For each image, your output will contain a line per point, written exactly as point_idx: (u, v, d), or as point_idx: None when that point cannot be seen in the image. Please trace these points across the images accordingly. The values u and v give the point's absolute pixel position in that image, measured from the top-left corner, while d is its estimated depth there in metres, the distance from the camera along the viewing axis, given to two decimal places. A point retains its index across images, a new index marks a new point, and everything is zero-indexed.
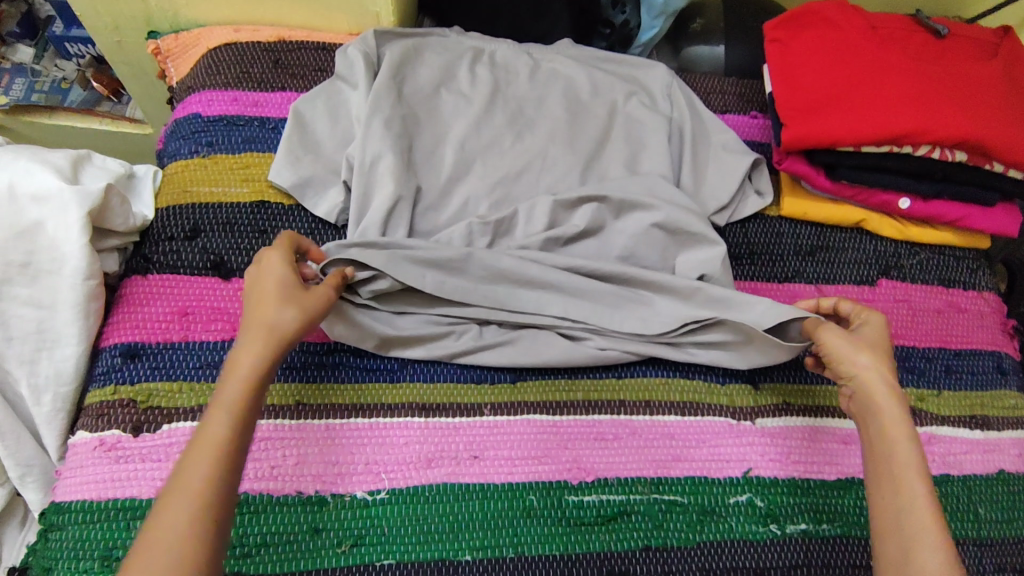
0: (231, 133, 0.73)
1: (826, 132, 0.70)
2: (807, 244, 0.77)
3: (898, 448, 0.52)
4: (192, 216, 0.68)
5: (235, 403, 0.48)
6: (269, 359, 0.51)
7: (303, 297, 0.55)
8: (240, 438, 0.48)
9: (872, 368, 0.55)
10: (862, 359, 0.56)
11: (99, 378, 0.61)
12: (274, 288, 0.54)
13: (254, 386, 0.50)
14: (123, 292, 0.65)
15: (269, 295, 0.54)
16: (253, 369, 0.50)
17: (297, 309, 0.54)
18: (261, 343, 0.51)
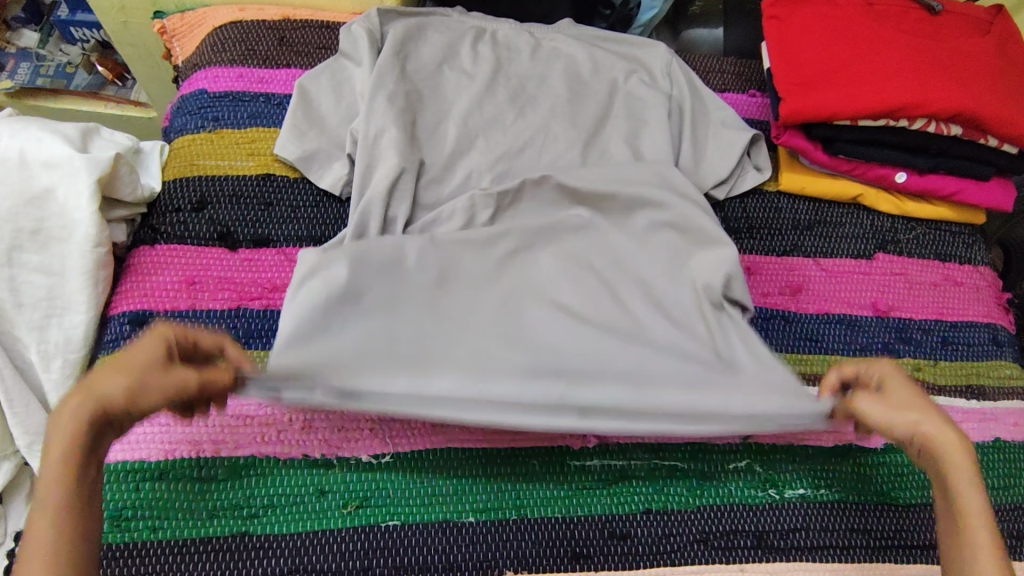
0: (237, 109, 0.74)
1: (823, 106, 0.71)
2: (805, 219, 0.78)
3: (969, 512, 0.48)
4: (198, 189, 0.69)
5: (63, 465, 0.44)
6: (85, 439, 0.44)
7: (145, 370, 0.46)
8: (67, 517, 0.43)
9: (939, 425, 0.51)
10: (908, 424, 0.52)
11: (108, 344, 0.62)
12: (120, 365, 0.46)
13: (73, 472, 0.44)
14: (132, 262, 0.65)
15: (115, 368, 0.46)
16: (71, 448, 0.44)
17: (138, 391, 0.46)
18: (77, 420, 0.44)
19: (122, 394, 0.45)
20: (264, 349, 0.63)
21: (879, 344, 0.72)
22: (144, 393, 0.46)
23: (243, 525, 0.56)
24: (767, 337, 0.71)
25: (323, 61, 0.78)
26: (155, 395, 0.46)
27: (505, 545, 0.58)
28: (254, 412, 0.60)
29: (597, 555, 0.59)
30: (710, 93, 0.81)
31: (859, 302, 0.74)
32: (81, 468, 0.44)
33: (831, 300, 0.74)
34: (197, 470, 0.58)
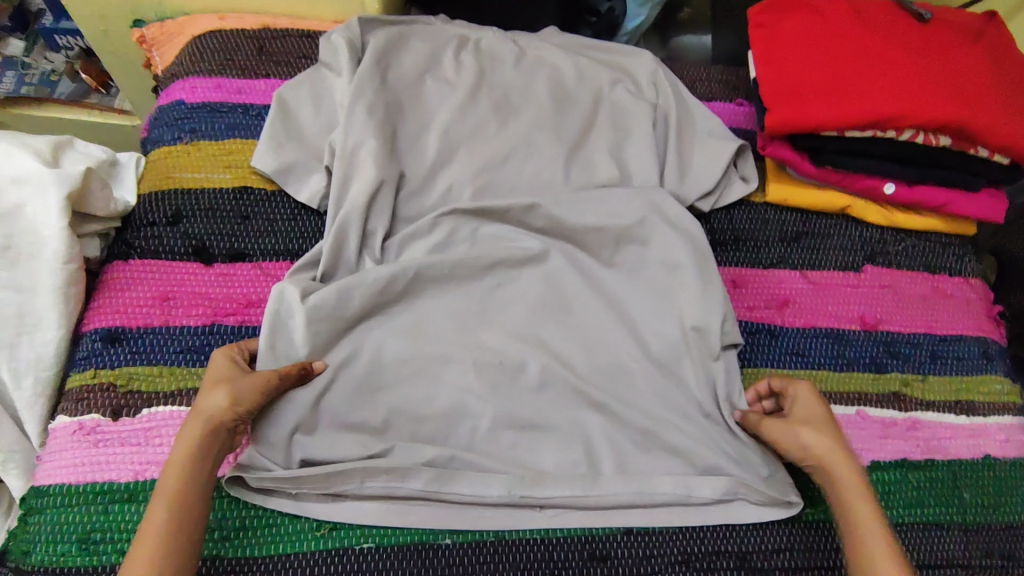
0: (215, 120, 0.73)
1: (810, 116, 0.69)
2: (792, 231, 0.77)
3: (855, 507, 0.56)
4: (174, 202, 0.68)
5: (179, 452, 0.52)
6: (201, 446, 0.53)
7: (236, 381, 0.55)
8: (181, 493, 0.51)
9: (818, 442, 0.58)
10: (804, 437, 0.59)
11: (80, 363, 0.61)
12: (216, 378, 0.56)
13: (188, 476, 0.52)
14: (105, 277, 0.64)
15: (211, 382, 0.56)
16: (187, 456, 0.52)
17: (233, 392, 0.55)
18: (195, 431, 0.53)
19: (227, 402, 0.54)
20: None
21: (866, 359, 0.71)
22: (239, 393, 0.55)
23: (213, 548, 0.55)
24: (751, 353, 0.70)
25: (302, 70, 0.77)
26: (244, 393, 0.55)
27: (482, 568, 0.57)
28: None
29: None
30: (696, 102, 0.80)
31: (846, 316, 0.73)
32: (195, 470, 0.52)
33: (817, 314, 0.73)
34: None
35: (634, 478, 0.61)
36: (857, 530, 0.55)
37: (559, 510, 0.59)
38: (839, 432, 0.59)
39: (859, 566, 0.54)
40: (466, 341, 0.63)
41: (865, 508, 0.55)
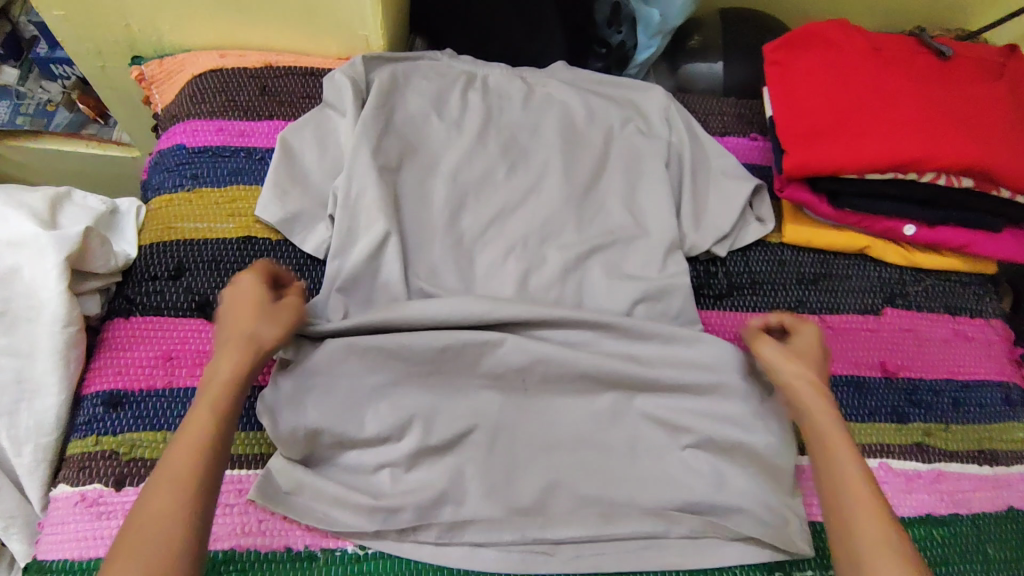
0: (217, 165, 0.71)
1: (829, 160, 0.67)
2: (809, 273, 0.75)
3: (831, 442, 0.55)
4: (177, 255, 0.66)
5: (230, 351, 0.54)
6: (245, 363, 0.54)
7: (270, 310, 0.57)
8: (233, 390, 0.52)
9: (805, 378, 0.60)
10: (795, 367, 0.60)
11: (81, 427, 0.59)
12: (254, 304, 0.56)
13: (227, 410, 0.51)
14: (105, 335, 0.63)
15: (249, 308, 0.56)
16: (228, 385, 0.52)
17: (278, 324, 0.57)
18: (241, 359, 0.54)
19: (273, 337, 0.56)
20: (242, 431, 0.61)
21: (888, 409, 0.69)
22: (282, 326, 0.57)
23: None
24: None
25: (305, 111, 0.75)
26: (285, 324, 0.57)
27: None
28: (232, 500, 0.58)
29: None
30: (710, 140, 0.78)
31: (867, 362, 0.71)
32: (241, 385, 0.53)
33: (838, 360, 0.71)
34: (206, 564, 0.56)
35: (650, 540, 0.60)
36: (830, 469, 0.54)
37: (580, 566, 0.58)
38: (824, 374, 0.61)
39: (840, 532, 0.51)
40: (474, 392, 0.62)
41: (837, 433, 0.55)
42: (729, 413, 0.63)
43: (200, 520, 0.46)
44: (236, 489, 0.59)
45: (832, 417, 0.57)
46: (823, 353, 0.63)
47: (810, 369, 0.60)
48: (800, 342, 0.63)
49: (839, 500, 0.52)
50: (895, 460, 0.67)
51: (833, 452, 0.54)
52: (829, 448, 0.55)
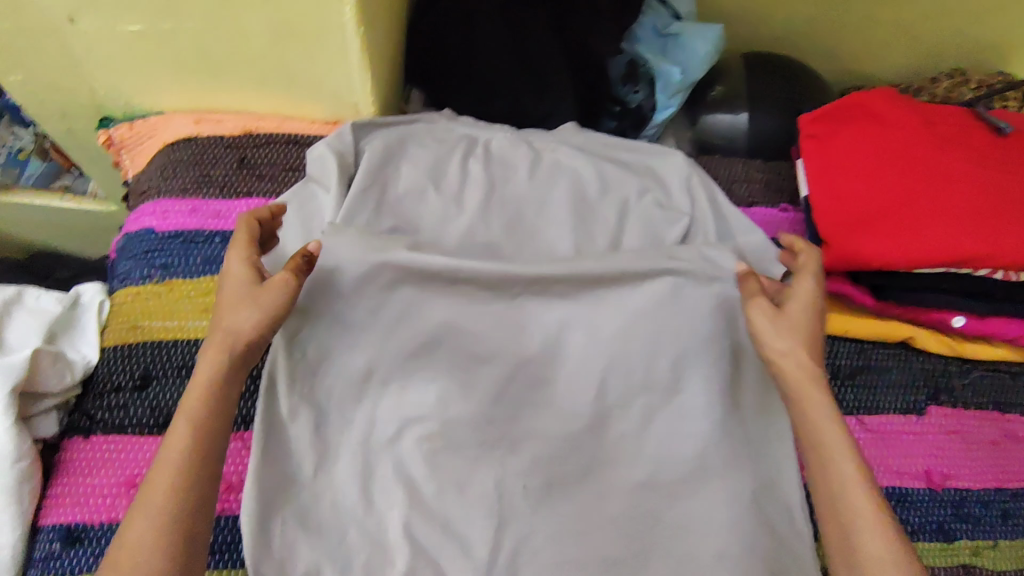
0: (189, 252, 0.64)
1: (874, 254, 0.60)
2: (846, 366, 0.68)
3: (822, 432, 0.52)
4: (144, 360, 0.59)
5: (209, 368, 0.51)
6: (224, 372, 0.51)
7: (256, 294, 0.54)
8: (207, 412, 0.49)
9: (792, 353, 0.55)
10: (784, 343, 0.56)
11: (36, 565, 0.53)
12: (231, 295, 0.53)
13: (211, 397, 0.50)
14: (63, 458, 0.56)
15: (230, 297, 0.53)
16: (204, 402, 0.50)
17: (258, 308, 0.53)
18: (220, 353, 0.52)
19: (255, 325, 0.53)
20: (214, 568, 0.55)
21: (933, 525, 0.63)
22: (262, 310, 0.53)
23: None
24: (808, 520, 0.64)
25: (288, 186, 0.68)
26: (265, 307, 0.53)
27: None
28: None
29: None
30: (734, 214, 0.71)
31: (909, 471, 0.64)
32: (220, 403, 0.50)
33: (879, 469, 0.64)
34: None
35: None
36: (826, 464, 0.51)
37: None
38: (818, 347, 0.56)
39: (833, 525, 0.50)
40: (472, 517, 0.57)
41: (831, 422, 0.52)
42: (744, 540, 0.59)
43: (196, 498, 0.47)
44: None
45: (823, 401, 0.53)
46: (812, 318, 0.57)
47: (801, 348, 0.55)
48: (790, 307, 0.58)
49: (834, 502, 0.50)
50: None
51: (825, 444, 0.52)
52: (821, 441, 0.52)
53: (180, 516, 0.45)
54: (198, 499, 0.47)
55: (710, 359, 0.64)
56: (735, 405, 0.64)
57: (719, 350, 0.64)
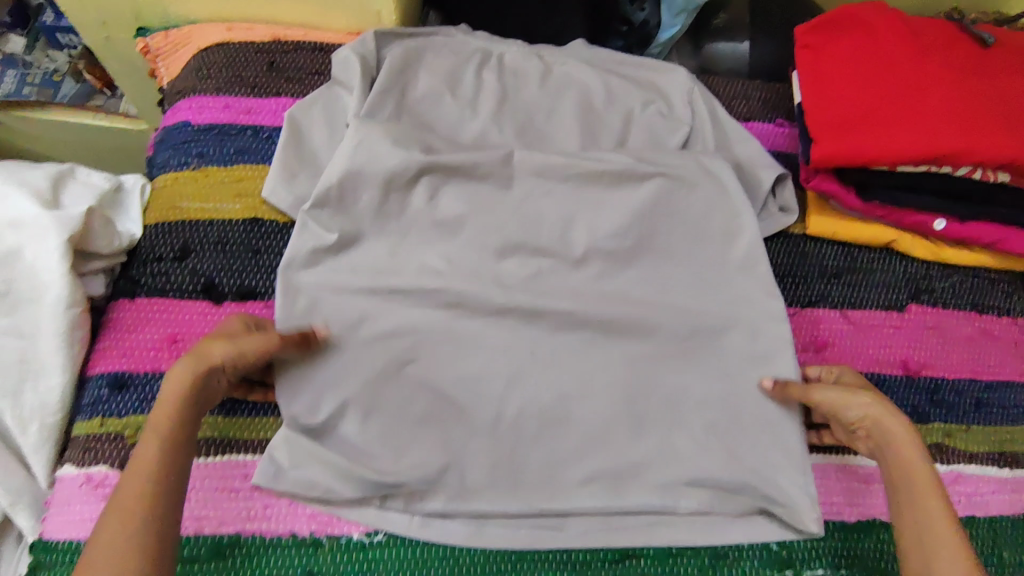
0: (223, 144, 0.69)
1: (859, 151, 0.64)
2: (832, 266, 0.72)
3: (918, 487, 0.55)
4: (182, 235, 0.65)
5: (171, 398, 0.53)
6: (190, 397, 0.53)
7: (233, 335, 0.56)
8: (179, 437, 0.52)
9: (880, 412, 0.58)
10: (869, 404, 0.58)
11: (86, 409, 0.59)
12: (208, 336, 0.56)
13: (176, 428, 0.52)
14: (111, 316, 0.62)
15: (207, 337, 0.55)
16: (163, 429, 0.51)
17: (233, 343, 0.55)
18: (179, 386, 0.53)
19: (220, 359, 0.54)
20: (252, 415, 0.61)
21: (908, 408, 0.68)
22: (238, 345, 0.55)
23: None
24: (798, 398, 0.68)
25: (314, 88, 0.73)
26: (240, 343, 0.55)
27: None
28: (239, 484, 0.58)
29: None
30: (732, 124, 0.75)
31: (889, 360, 0.69)
32: (180, 432, 0.52)
33: (858, 357, 0.69)
34: (184, 551, 0.55)
35: (659, 518, 0.61)
36: (921, 514, 0.54)
37: (588, 542, 0.60)
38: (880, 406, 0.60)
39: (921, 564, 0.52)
40: (480, 383, 0.63)
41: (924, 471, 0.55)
42: (731, 410, 0.65)
43: (157, 526, 0.48)
44: (243, 474, 0.59)
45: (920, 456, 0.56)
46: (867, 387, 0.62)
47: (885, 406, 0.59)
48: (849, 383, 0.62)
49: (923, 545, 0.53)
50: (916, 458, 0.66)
51: (922, 496, 0.54)
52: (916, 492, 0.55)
53: (137, 547, 0.46)
54: (155, 530, 0.48)
55: (702, 256, 0.70)
56: (729, 292, 0.69)
57: (711, 245, 0.70)
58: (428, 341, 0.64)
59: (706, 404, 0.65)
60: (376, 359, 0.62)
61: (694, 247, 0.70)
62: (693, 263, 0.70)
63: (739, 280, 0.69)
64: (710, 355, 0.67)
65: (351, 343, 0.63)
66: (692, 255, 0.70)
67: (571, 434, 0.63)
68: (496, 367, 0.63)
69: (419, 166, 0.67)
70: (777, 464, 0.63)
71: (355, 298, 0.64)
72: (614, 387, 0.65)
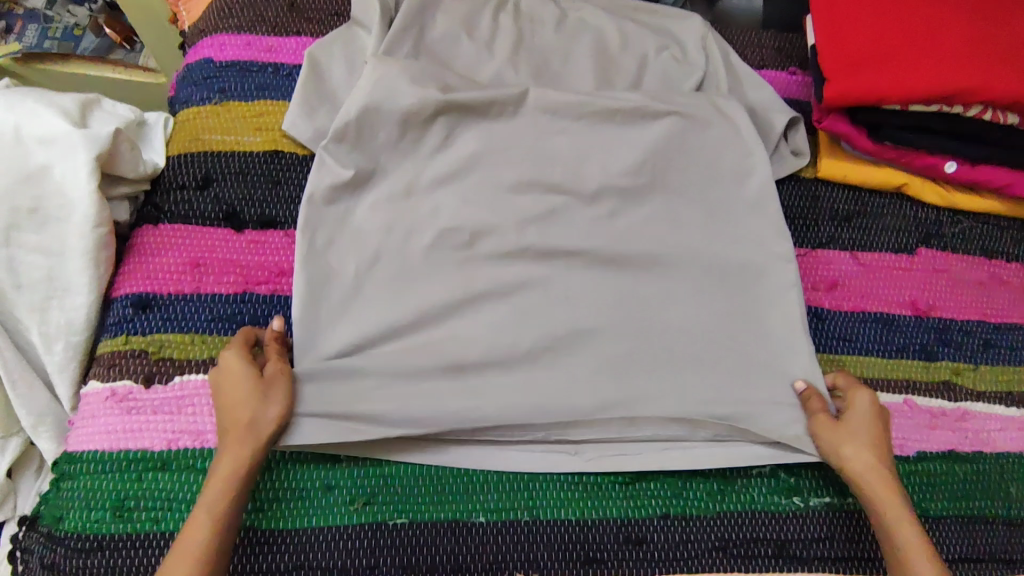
0: (244, 80, 0.70)
1: (871, 88, 0.65)
2: (843, 209, 0.73)
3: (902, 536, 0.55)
4: (204, 165, 0.66)
5: (230, 457, 0.53)
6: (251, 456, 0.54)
7: (269, 389, 0.56)
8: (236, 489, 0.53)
9: (857, 460, 0.58)
10: (850, 449, 0.58)
11: (110, 328, 0.60)
12: (243, 390, 0.56)
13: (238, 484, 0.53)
14: (134, 241, 0.63)
15: (243, 393, 0.56)
16: (225, 487, 0.52)
17: (276, 403, 0.56)
18: (240, 447, 0.54)
19: (272, 419, 0.55)
20: None
21: (916, 346, 0.69)
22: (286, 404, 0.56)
23: (249, 517, 0.56)
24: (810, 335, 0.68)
25: (334, 29, 0.74)
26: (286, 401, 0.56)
27: (516, 547, 0.57)
28: None
29: (611, 559, 0.58)
30: (745, 70, 0.76)
31: (898, 300, 0.70)
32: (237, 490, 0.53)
33: (867, 297, 0.70)
34: (202, 461, 0.57)
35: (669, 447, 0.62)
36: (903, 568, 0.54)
37: (600, 465, 0.61)
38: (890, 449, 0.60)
39: None
40: (494, 311, 0.64)
41: (908, 525, 0.55)
42: (744, 343, 0.65)
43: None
44: None
45: (902, 511, 0.56)
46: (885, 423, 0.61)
47: (870, 451, 0.58)
48: (850, 409, 0.61)
49: None
50: (927, 393, 0.67)
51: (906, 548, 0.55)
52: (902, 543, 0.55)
53: None
54: None
55: (714, 195, 0.70)
56: (741, 230, 0.69)
57: (723, 185, 0.70)
58: (444, 272, 0.65)
59: (719, 337, 0.65)
60: (393, 287, 0.63)
61: (706, 186, 0.70)
62: (706, 201, 0.70)
63: (750, 218, 0.69)
64: (723, 290, 0.67)
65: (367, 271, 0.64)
66: (704, 193, 0.70)
67: (586, 363, 0.63)
68: (509, 299, 0.64)
69: (435, 106, 0.67)
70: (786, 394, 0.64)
71: (371, 228, 0.65)
72: (628, 319, 0.65)
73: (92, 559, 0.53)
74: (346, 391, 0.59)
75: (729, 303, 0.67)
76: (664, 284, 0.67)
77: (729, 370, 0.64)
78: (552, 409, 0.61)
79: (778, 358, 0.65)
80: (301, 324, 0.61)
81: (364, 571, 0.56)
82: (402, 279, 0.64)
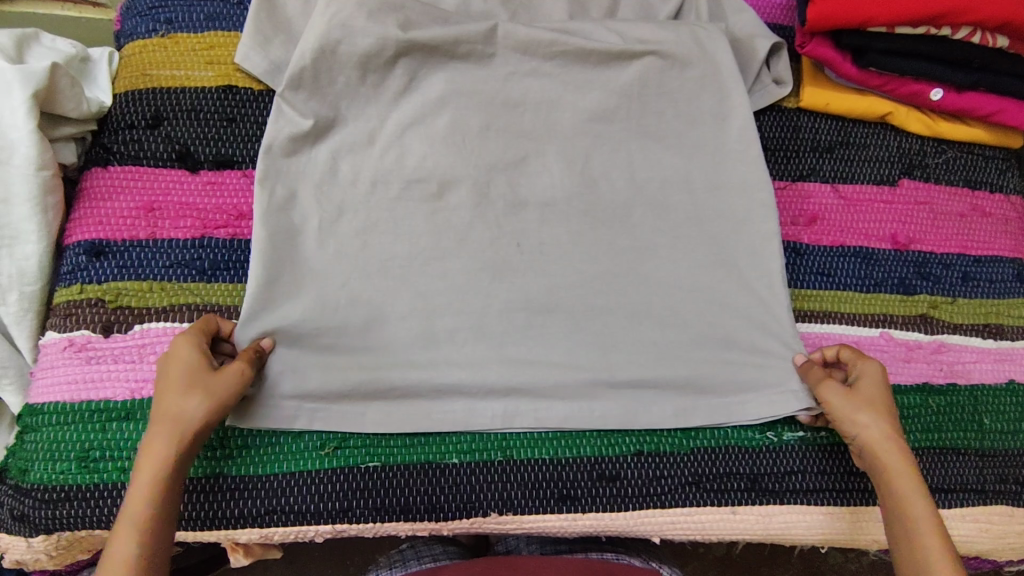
0: (192, 9, 0.66)
1: (857, 10, 0.62)
2: (825, 140, 0.71)
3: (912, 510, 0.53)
4: (153, 102, 0.62)
5: (161, 454, 0.50)
6: (180, 452, 0.50)
7: (207, 381, 0.52)
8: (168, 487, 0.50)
9: (871, 429, 0.55)
10: (863, 418, 0.56)
11: (64, 277, 0.58)
12: (178, 379, 0.51)
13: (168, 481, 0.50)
14: (84, 185, 0.60)
15: (176, 381, 0.51)
16: (153, 485, 0.49)
17: (209, 394, 0.51)
18: (168, 441, 0.50)
19: (202, 412, 0.51)
20: (231, 281, 0.60)
21: (895, 280, 0.68)
22: (214, 397, 0.51)
23: (220, 464, 0.56)
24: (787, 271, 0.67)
25: None
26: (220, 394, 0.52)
27: (490, 487, 0.58)
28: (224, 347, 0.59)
29: (584, 497, 0.59)
30: None
31: (877, 233, 0.69)
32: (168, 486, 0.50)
33: (847, 231, 0.69)
34: None
35: (645, 390, 0.61)
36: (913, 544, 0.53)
37: (574, 408, 0.60)
38: (895, 418, 0.57)
39: None
40: (464, 252, 0.62)
41: (919, 499, 0.53)
42: (721, 281, 0.64)
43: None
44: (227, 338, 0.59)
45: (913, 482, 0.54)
46: (889, 395, 0.57)
47: (882, 420, 0.56)
48: (861, 377, 0.58)
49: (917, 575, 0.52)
50: (902, 327, 0.66)
51: (917, 523, 0.53)
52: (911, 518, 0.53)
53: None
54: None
55: (693, 126, 0.67)
56: (720, 164, 0.66)
57: (702, 117, 0.67)
58: (411, 212, 0.62)
59: (696, 274, 0.64)
60: (357, 228, 0.61)
61: (685, 117, 0.67)
62: (684, 133, 0.67)
63: (729, 150, 0.66)
64: (700, 226, 0.65)
65: (331, 212, 0.61)
66: (682, 125, 0.67)
67: (559, 303, 0.62)
68: (480, 239, 0.62)
69: (397, 34, 0.63)
70: (762, 330, 0.63)
71: (334, 168, 0.62)
72: (602, 257, 0.63)
73: (62, 509, 0.53)
74: (313, 336, 0.58)
75: (706, 239, 0.65)
76: (640, 221, 0.65)
77: (705, 308, 0.63)
78: (522, 354, 0.60)
79: (760, 297, 0.63)
80: (261, 268, 0.57)
81: (339, 513, 0.56)
82: (367, 219, 0.61)
